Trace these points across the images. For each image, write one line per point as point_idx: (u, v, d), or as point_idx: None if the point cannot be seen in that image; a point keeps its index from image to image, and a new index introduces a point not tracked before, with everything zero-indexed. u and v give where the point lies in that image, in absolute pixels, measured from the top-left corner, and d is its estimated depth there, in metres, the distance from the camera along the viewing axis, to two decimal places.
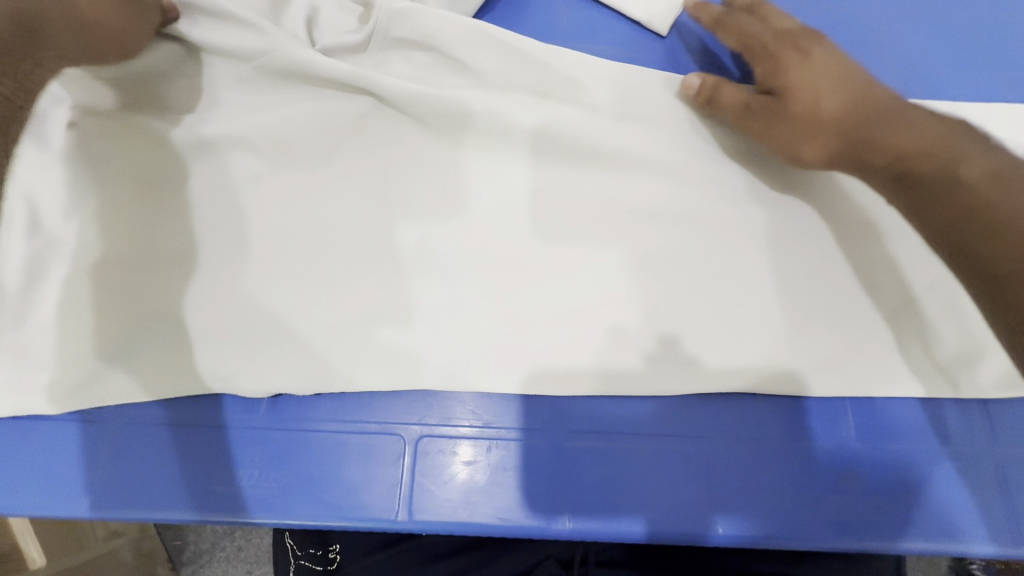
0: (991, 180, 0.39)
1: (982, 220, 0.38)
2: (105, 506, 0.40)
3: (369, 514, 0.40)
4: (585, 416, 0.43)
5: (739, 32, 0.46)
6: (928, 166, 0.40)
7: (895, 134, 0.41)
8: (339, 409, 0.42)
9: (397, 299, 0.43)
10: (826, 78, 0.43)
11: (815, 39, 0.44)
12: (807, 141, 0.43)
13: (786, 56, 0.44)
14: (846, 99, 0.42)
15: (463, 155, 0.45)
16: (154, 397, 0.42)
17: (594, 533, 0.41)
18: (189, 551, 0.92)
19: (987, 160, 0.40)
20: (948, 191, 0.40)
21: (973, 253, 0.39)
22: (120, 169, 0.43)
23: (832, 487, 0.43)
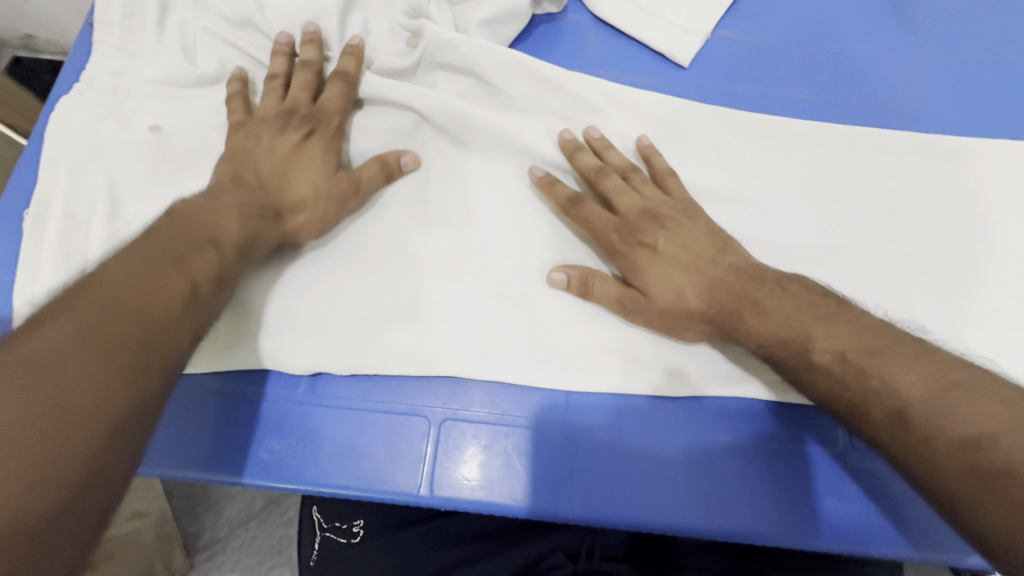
0: (841, 364, 0.41)
1: (845, 402, 0.40)
2: (157, 464, 0.45)
3: (394, 488, 0.44)
4: (598, 411, 0.47)
5: (588, 227, 0.47)
6: (790, 355, 0.43)
7: (753, 323, 0.43)
8: (372, 389, 0.46)
9: (430, 295, 0.47)
10: (687, 262, 0.44)
11: (657, 225, 0.46)
12: (684, 328, 0.45)
13: (638, 256, 0.45)
14: (704, 290, 0.44)
15: (493, 168, 0.50)
16: (203, 369, 0.46)
17: (602, 519, 0.44)
18: (204, 538, 0.96)
19: (838, 334, 0.41)
20: (829, 372, 0.41)
21: (862, 431, 0.40)
22: (187, 171, 0.48)
23: (829, 490, 0.46)
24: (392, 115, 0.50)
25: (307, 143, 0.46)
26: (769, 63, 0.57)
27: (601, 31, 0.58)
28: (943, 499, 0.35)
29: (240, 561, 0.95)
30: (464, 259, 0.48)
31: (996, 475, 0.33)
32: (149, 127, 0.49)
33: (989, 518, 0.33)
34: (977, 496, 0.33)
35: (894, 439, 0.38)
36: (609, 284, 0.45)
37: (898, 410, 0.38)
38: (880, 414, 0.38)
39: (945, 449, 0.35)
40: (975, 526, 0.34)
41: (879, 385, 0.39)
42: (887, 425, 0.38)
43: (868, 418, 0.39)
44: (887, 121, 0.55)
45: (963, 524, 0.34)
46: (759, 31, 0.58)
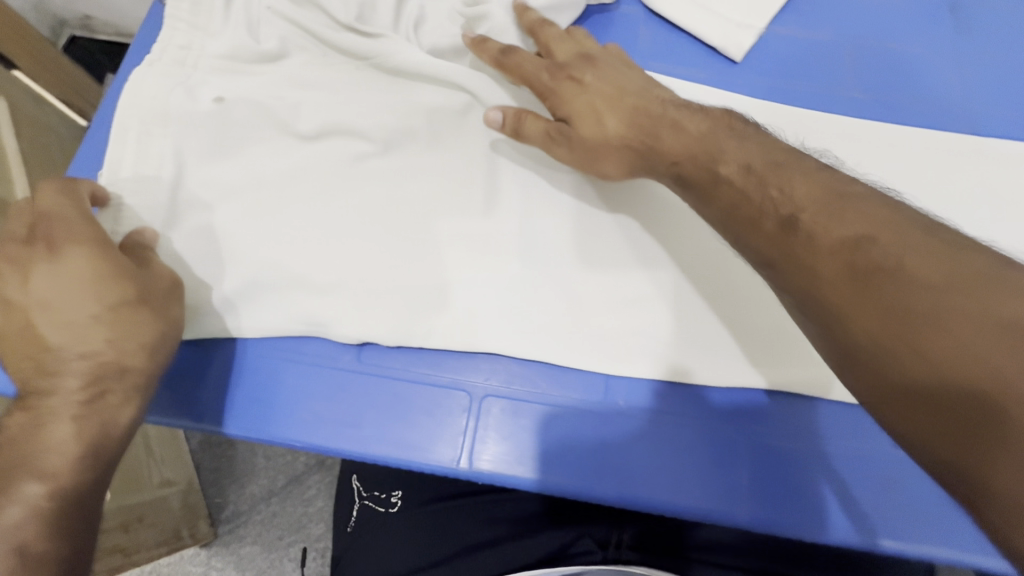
0: (745, 174, 0.39)
1: (744, 214, 0.39)
2: (211, 419, 0.47)
3: (434, 458, 0.45)
4: (637, 395, 0.47)
5: (520, 71, 0.48)
6: (694, 168, 0.42)
7: (670, 140, 0.43)
8: (415, 360, 0.47)
9: (474, 273, 0.48)
10: (610, 92, 0.46)
11: (586, 65, 0.48)
12: (604, 158, 0.45)
13: (564, 87, 0.47)
14: (623, 114, 0.45)
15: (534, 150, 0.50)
16: (257, 334, 0.48)
17: (637, 502, 0.44)
18: (228, 510, 0.98)
19: (748, 149, 0.41)
20: (732, 179, 0.40)
21: (749, 246, 0.38)
22: (244, 143, 0.50)
23: (873, 488, 0.44)
24: (443, 96, 0.51)
25: (60, 255, 0.40)
26: (822, 60, 0.57)
27: (653, 24, 0.58)
28: (815, 303, 0.35)
29: (261, 535, 0.97)
30: (507, 240, 0.48)
31: (872, 270, 0.33)
32: (214, 99, 0.51)
33: (854, 314, 0.33)
34: (849, 292, 0.33)
35: (784, 249, 0.36)
36: (538, 122, 0.46)
37: (794, 217, 0.36)
38: (771, 223, 0.37)
39: (828, 252, 0.34)
40: (834, 318, 0.34)
41: (775, 193, 0.38)
42: (778, 232, 0.37)
43: (748, 231, 0.38)
44: (940, 122, 0.55)
45: (826, 323, 0.34)
46: (813, 28, 0.58)
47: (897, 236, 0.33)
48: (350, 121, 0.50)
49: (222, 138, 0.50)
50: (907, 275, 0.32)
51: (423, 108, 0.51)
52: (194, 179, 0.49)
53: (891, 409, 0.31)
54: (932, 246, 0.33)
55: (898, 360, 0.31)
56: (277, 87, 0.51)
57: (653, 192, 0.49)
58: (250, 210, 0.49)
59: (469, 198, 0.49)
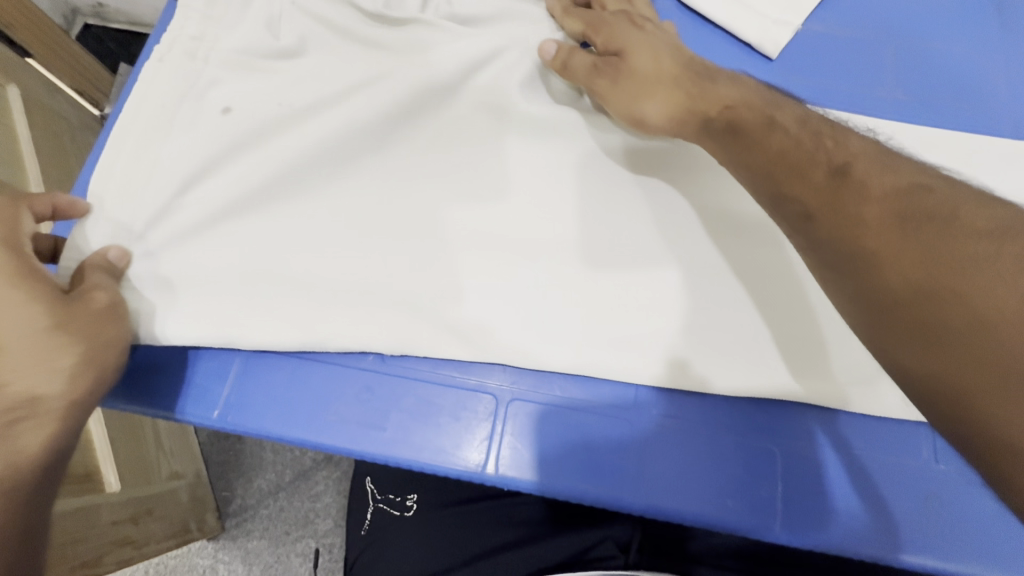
0: (802, 124, 0.39)
1: (788, 161, 0.37)
2: (232, 417, 0.46)
3: (458, 461, 0.44)
4: (667, 404, 0.45)
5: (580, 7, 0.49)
6: (749, 115, 0.40)
7: (725, 87, 0.43)
8: (438, 363, 0.46)
9: (500, 274, 0.47)
10: (666, 40, 0.47)
11: (643, 18, 0.49)
12: (652, 93, 0.44)
13: (620, 26, 0.47)
14: (678, 57, 0.45)
15: (559, 151, 0.49)
16: (268, 338, 0.45)
17: (665, 512, 0.43)
18: (235, 504, 0.98)
19: (801, 109, 0.41)
20: (785, 122, 0.39)
21: (783, 192, 0.36)
22: (256, 132, 0.48)
23: (912, 504, 0.43)
24: (470, 92, 0.50)
25: None
26: (861, 59, 0.55)
27: (687, 18, 0.57)
28: (854, 244, 0.32)
29: (268, 530, 0.96)
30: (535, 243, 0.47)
31: (923, 218, 0.32)
32: (221, 110, 0.48)
33: (898, 254, 0.31)
34: (902, 241, 0.31)
35: (828, 195, 0.34)
36: (588, 53, 0.46)
37: (843, 169, 0.35)
38: (820, 172, 0.35)
39: (875, 202, 0.33)
40: (872, 260, 0.31)
41: (833, 145, 0.37)
42: (829, 178, 0.35)
43: (789, 177, 0.36)
44: (983, 125, 0.53)
45: (858, 267, 0.32)
46: (854, 28, 0.56)
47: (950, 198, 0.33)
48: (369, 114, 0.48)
49: (234, 140, 0.47)
50: (957, 225, 0.31)
51: (449, 104, 0.50)
52: (207, 168, 0.47)
53: (927, 350, 0.28)
54: (989, 212, 0.32)
55: (944, 298, 0.29)
56: (294, 77, 0.49)
57: (686, 150, 0.48)
58: (274, 208, 0.48)
59: (496, 200, 0.48)
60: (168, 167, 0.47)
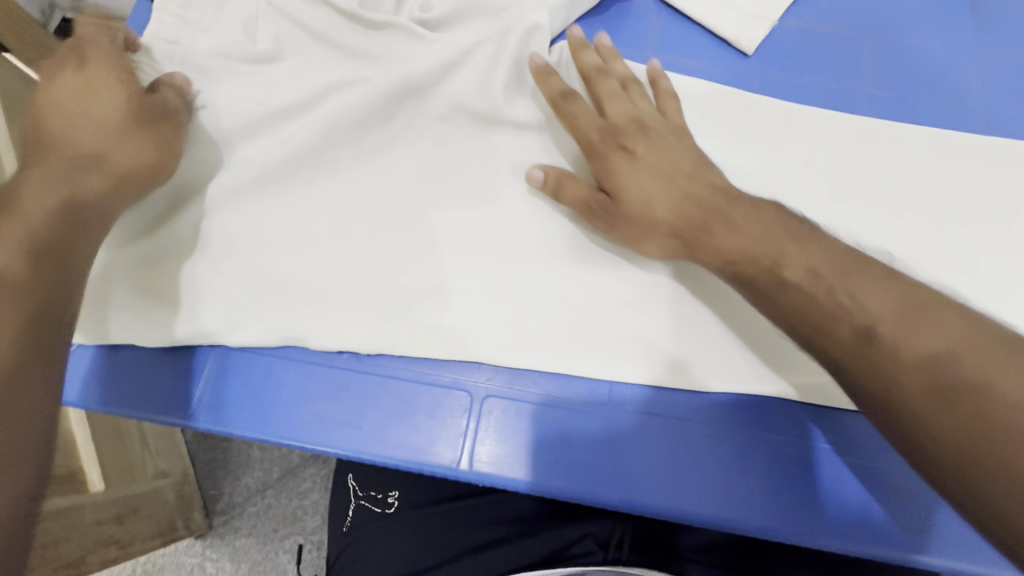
0: (813, 279, 0.39)
1: (813, 323, 0.38)
2: (206, 417, 0.46)
3: (433, 459, 0.44)
4: (643, 400, 0.45)
5: (569, 121, 0.47)
6: (754, 266, 0.41)
7: (723, 235, 0.42)
8: (414, 361, 0.46)
9: (472, 274, 0.47)
10: (665, 163, 0.45)
11: (636, 134, 0.46)
12: (648, 240, 0.44)
13: (613, 158, 0.45)
14: (675, 199, 0.43)
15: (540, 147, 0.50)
16: (245, 339, 0.46)
17: (639, 507, 0.43)
18: (222, 502, 0.98)
19: (810, 253, 0.40)
20: (802, 274, 0.39)
21: (807, 344, 0.39)
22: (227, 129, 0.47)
23: (879, 496, 0.44)
24: (443, 90, 0.49)
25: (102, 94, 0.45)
26: (837, 55, 0.55)
27: (664, 14, 0.57)
28: (881, 399, 0.35)
29: (256, 527, 0.97)
30: (510, 240, 0.47)
31: (958, 389, 0.32)
32: (195, 108, 0.47)
33: (929, 421, 0.33)
34: (934, 410, 0.33)
35: (852, 362, 0.36)
36: (581, 187, 0.45)
37: (868, 327, 0.36)
38: (844, 331, 0.37)
39: (904, 369, 0.34)
40: (905, 416, 0.34)
41: (849, 301, 0.37)
42: (852, 340, 0.36)
43: (812, 327, 0.38)
44: (955, 121, 0.54)
45: (894, 421, 0.35)
46: (830, 23, 0.56)
47: (986, 355, 0.33)
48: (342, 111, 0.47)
49: (210, 147, 0.47)
50: (991, 393, 0.32)
51: (422, 102, 0.49)
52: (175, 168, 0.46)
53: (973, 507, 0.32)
54: (1011, 358, 0.33)
55: (978, 469, 0.31)
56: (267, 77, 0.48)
57: (704, 277, 0.46)
58: (248, 206, 0.47)
59: (469, 199, 0.49)
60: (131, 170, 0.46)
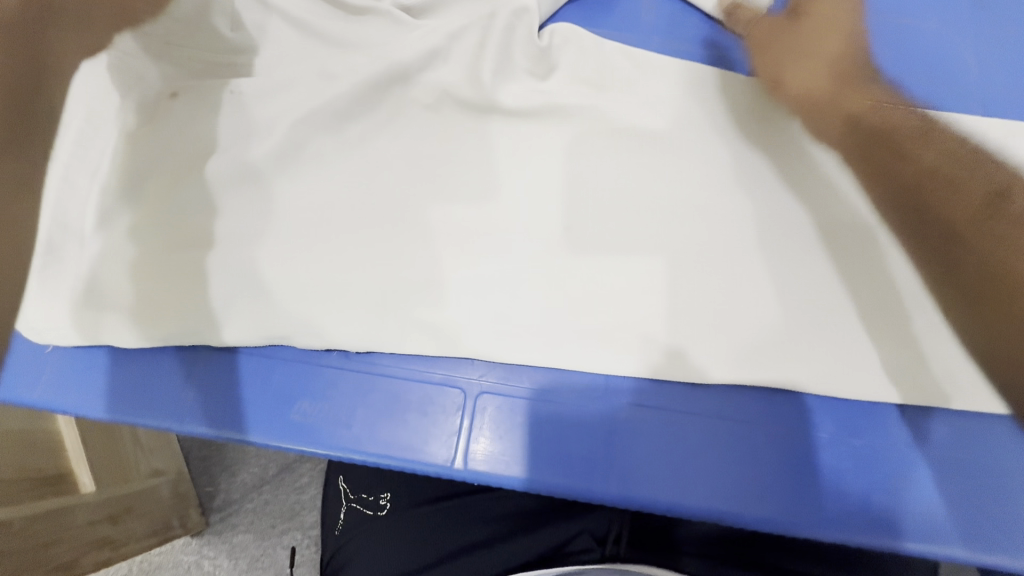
0: (991, 199, 0.43)
1: (894, 197, 0.45)
2: (190, 420, 0.45)
3: (426, 458, 0.43)
4: (640, 393, 0.45)
5: (823, 22, 0.52)
6: (954, 173, 0.44)
7: (917, 147, 0.45)
8: (405, 359, 0.45)
9: (459, 266, 0.46)
10: (848, 97, 0.48)
11: (854, 66, 0.51)
12: (816, 116, 0.48)
13: (835, 72, 0.49)
14: (869, 103, 0.48)
15: (528, 134, 0.49)
16: (229, 338, 0.45)
17: (636, 502, 0.43)
18: (219, 499, 0.97)
19: (987, 171, 0.45)
20: (983, 189, 0.43)
21: (906, 204, 0.45)
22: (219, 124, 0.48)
23: (881, 487, 0.43)
24: (428, 79, 0.49)
25: None
26: None
27: None
28: (949, 238, 0.43)
29: (253, 525, 0.95)
30: (500, 229, 0.47)
31: None
32: (168, 96, 0.49)
33: (991, 248, 0.42)
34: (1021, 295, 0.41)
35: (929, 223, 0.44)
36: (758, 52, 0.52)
37: (989, 214, 0.42)
38: (976, 194, 0.43)
39: None
40: (962, 240, 0.43)
41: (989, 178, 0.44)
42: (971, 215, 0.43)
43: (914, 213, 0.45)
44: (951, 101, 0.52)
45: (962, 242, 0.43)
46: None
47: None
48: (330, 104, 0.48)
49: (193, 139, 0.48)
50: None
51: (406, 92, 0.49)
52: (171, 166, 0.48)
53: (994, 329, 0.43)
54: None
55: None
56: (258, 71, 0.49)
57: (812, 162, 0.48)
58: (233, 200, 0.47)
59: (456, 189, 0.48)
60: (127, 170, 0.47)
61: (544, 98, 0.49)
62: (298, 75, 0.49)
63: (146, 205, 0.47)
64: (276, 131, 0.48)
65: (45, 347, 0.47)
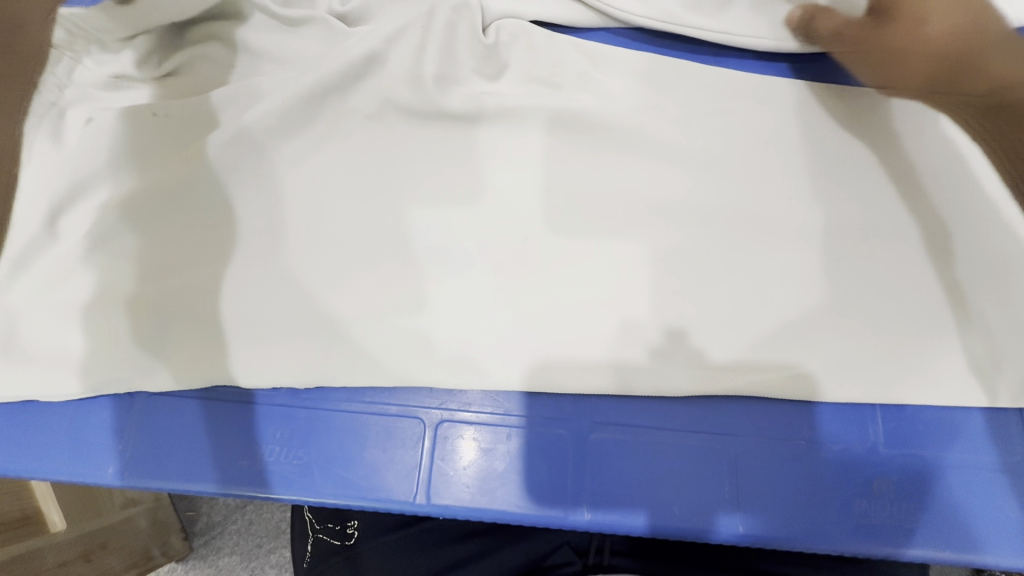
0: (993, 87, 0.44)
1: (989, 99, 0.44)
2: (130, 475, 0.41)
3: (387, 495, 0.41)
4: (609, 410, 0.43)
5: None
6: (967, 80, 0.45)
7: (991, 63, 0.44)
8: (361, 391, 0.43)
9: (405, 289, 0.43)
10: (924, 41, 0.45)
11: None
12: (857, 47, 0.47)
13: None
14: (943, 26, 0.45)
15: (479, 139, 0.46)
16: (168, 383, 0.42)
17: (612, 527, 0.41)
18: (202, 522, 0.92)
19: None
20: (955, 21, 0.45)
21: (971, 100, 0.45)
22: (141, 150, 0.45)
23: (856, 489, 0.41)
24: (364, 91, 0.46)
25: None
26: None
27: None
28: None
29: (237, 547, 0.90)
30: (454, 244, 0.44)
31: None
32: (83, 121, 0.45)
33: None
34: None
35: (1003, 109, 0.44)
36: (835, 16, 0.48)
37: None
38: None
39: None
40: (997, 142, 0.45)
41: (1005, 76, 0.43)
42: None
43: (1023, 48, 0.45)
44: None
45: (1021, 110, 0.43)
46: None
47: None
48: (257, 125, 0.44)
49: (116, 166, 0.44)
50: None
51: (340, 106, 0.46)
52: (88, 198, 0.44)
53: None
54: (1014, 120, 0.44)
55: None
56: (183, 92, 0.46)
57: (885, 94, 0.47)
58: (161, 231, 0.44)
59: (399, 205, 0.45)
60: (43, 205, 0.43)
61: (491, 102, 0.46)
62: (230, 92, 0.45)
63: (68, 241, 0.43)
64: (200, 156, 0.44)
65: None
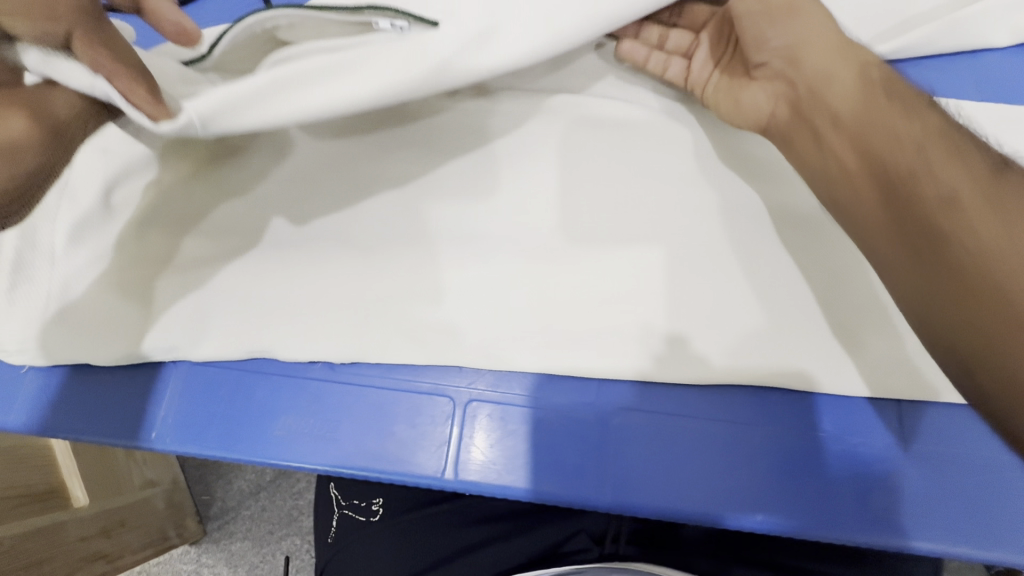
0: (836, 126, 0.38)
1: (854, 141, 0.37)
2: (174, 440, 0.44)
3: (415, 469, 0.42)
4: (633, 396, 0.44)
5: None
6: (870, 136, 0.36)
7: (837, 93, 0.38)
8: (392, 369, 0.44)
9: (435, 274, 0.44)
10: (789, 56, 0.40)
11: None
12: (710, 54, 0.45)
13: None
14: (809, 43, 0.40)
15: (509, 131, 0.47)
16: (211, 356, 0.44)
17: (632, 508, 0.42)
18: (216, 507, 0.93)
19: (934, 141, 0.35)
20: (818, 40, 0.40)
21: (841, 139, 0.38)
22: None
23: (875, 481, 0.42)
24: None
25: None
26: None
27: None
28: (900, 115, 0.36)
29: (251, 532, 0.92)
30: (481, 232, 0.45)
31: (916, 196, 0.34)
32: None
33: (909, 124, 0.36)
34: (936, 269, 0.32)
35: (805, 122, 0.40)
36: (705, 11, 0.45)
37: (951, 200, 0.32)
38: (915, 155, 0.35)
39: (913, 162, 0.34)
40: (820, 179, 0.39)
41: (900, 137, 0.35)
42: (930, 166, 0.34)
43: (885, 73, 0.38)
44: (946, 88, 0.50)
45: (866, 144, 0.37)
46: None
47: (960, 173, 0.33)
48: None
49: None
50: (987, 264, 0.30)
51: None
52: None
53: (917, 325, 0.34)
54: (868, 152, 0.36)
55: (984, 291, 0.30)
56: None
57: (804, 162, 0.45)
58: (203, 211, 0.46)
59: (428, 191, 0.46)
60: None
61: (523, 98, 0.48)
62: None
63: None
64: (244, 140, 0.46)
65: (23, 367, 0.46)
